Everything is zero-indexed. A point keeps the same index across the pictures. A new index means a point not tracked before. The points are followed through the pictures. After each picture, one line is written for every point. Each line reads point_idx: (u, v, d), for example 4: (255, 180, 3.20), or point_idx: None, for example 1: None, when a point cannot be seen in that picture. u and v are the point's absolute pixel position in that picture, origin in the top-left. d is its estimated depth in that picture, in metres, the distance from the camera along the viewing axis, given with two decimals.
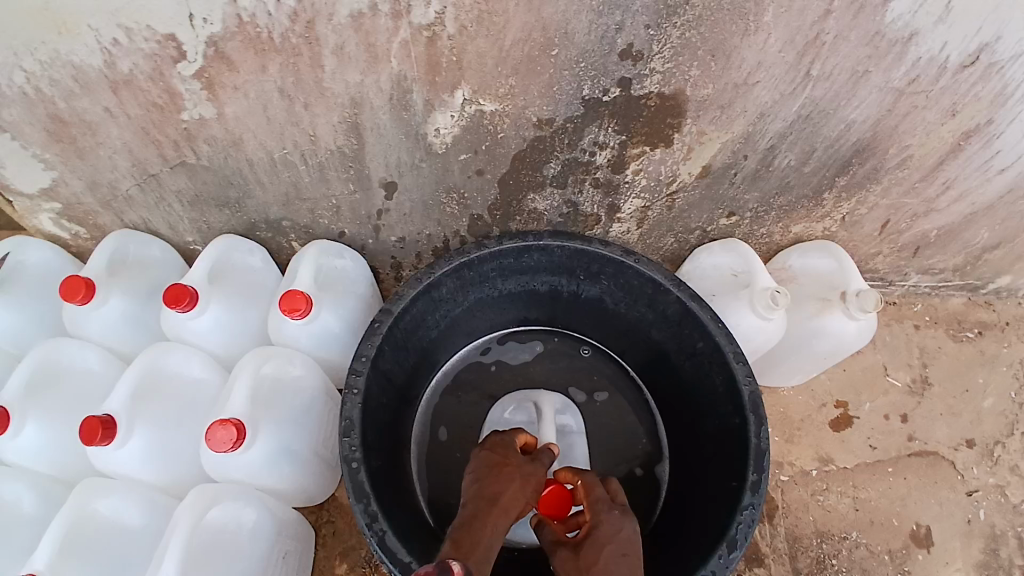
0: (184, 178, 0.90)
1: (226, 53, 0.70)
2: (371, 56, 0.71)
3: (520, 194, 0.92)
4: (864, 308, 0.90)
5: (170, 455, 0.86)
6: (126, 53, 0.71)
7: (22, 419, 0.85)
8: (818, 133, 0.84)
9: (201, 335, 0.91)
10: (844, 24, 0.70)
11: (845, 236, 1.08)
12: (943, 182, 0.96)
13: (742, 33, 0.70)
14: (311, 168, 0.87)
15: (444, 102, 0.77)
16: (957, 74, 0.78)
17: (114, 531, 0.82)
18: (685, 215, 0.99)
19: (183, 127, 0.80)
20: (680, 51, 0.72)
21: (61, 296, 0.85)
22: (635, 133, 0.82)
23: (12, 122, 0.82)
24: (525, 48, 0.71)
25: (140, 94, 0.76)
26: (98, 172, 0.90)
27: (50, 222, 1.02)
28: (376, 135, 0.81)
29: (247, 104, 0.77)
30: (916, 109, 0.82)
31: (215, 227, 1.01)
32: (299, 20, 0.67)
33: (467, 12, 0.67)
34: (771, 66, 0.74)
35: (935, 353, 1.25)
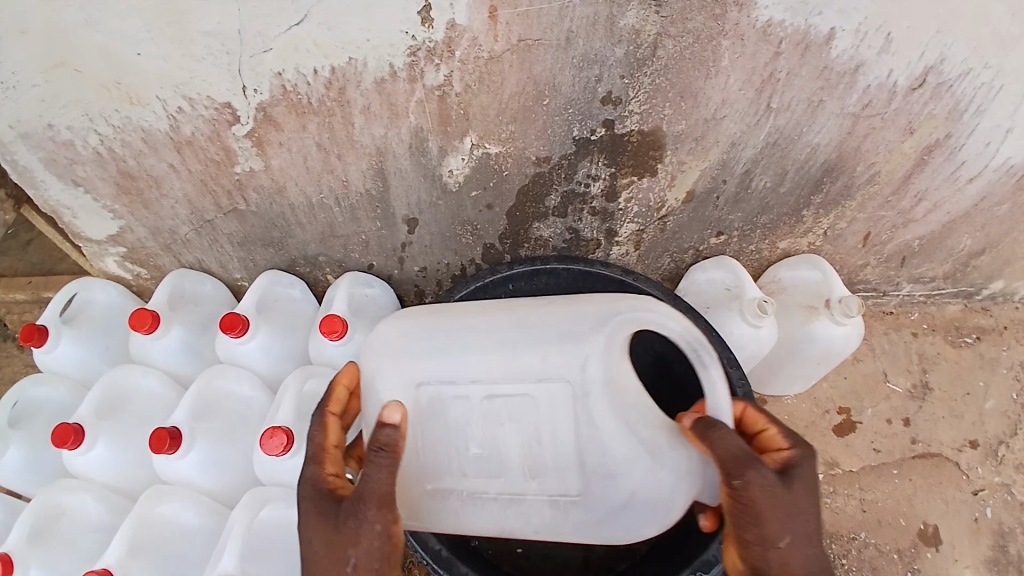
0: (235, 223, 1.04)
1: (273, 116, 0.84)
2: (393, 113, 0.84)
3: (527, 223, 1.04)
4: (847, 312, 0.98)
5: (225, 464, 0.97)
6: (189, 119, 0.85)
7: (94, 435, 0.96)
8: (788, 156, 0.95)
9: (251, 359, 1.02)
10: (793, 62, 0.81)
11: (832, 250, 1.17)
12: (915, 195, 1.04)
13: (704, 77, 0.82)
14: (344, 209, 1.00)
15: (455, 147, 0.90)
16: (908, 95, 0.86)
17: (176, 533, 0.93)
18: (677, 236, 1.09)
19: (236, 179, 0.94)
20: (653, 95, 0.84)
21: (131, 326, 0.98)
22: (623, 165, 0.94)
23: (89, 179, 0.97)
24: (521, 99, 0.83)
25: (200, 152, 0.90)
26: (161, 220, 1.04)
27: (115, 264, 1.18)
28: (399, 178, 0.94)
29: (291, 157, 0.90)
30: (876, 130, 0.91)
31: (260, 264, 1.15)
32: (334, 87, 0.81)
33: (471, 74, 0.80)
34: (735, 102, 0.86)
35: (935, 358, 1.29)
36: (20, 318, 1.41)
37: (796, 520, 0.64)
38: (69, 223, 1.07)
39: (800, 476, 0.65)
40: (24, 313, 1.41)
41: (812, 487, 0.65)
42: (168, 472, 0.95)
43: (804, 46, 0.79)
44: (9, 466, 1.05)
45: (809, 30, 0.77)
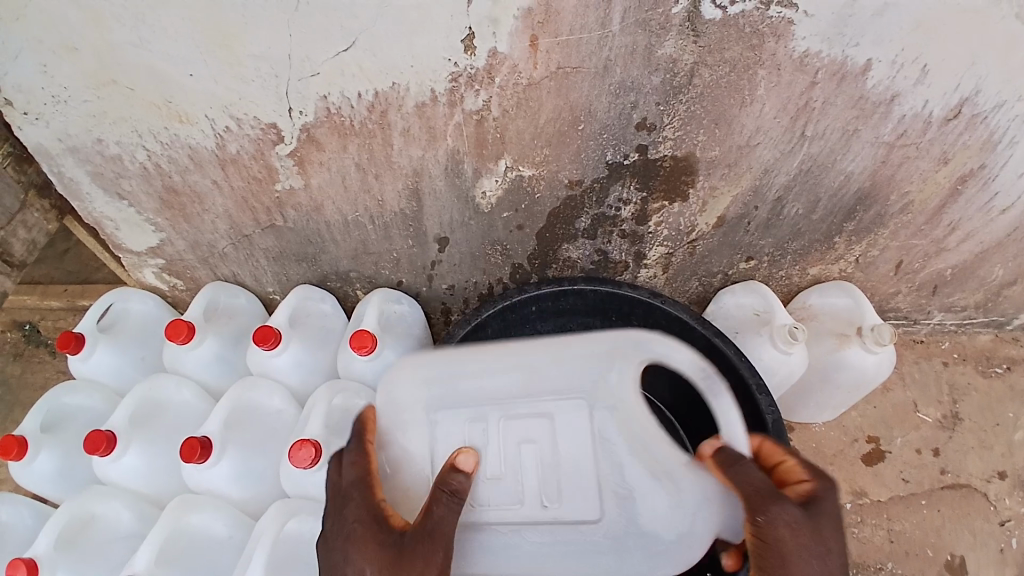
0: (272, 238, 1.06)
1: (316, 137, 0.87)
2: (431, 135, 0.86)
3: (556, 244, 1.05)
4: (880, 340, 0.97)
5: (253, 475, 0.98)
6: (235, 138, 0.88)
7: (126, 442, 0.98)
8: (820, 184, 0.95)
9: (282, 372, 1.04)
10: (829, 92, 0.82)
11: (862, 277, 1.16)
12: (948, 224, 1.03)
13: (740, 105, 0.83)
14: (377, 227, 1.02)
15: (490, 169, 0.91)
16: (942, 126, 0.86)
17: (203, 541, 0.95)
18: (706, 260, 1.09)
19: (276, 196, 0.97)
20: (687, 121, 0.85)
21: (166, 336, 1.00)
22: (654, 190, 0.95)
23: (134, 193, 1.00)
24: (556, 124, 0.85)
25: (243, 170, 0.93)
26: (201, 234, 1.07)
27: (153, 275, 1.21)
28: (433, 198, 0.96)
29: (330, 176, 0.93)
30: (909, 159, 0.91)
31: (293, 279, 1.17)
32: (376, 110, 0.83)
33: (509, 99, 0.81)
34: (769, 130, 0.86)
35: (965, 388, 1.27)
36: (54, 324, 1.45)
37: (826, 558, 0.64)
38: (112, 234, 1.10)
39: (823, 510, 0.66)
40: (59, 320, 1.45)
41: (835, 521, 0.66)
42: (198, 482, 0.96)
43: (840, 76, 0.80)
44: (43, 471, 1.06)
45: (845, 61, 0.78)
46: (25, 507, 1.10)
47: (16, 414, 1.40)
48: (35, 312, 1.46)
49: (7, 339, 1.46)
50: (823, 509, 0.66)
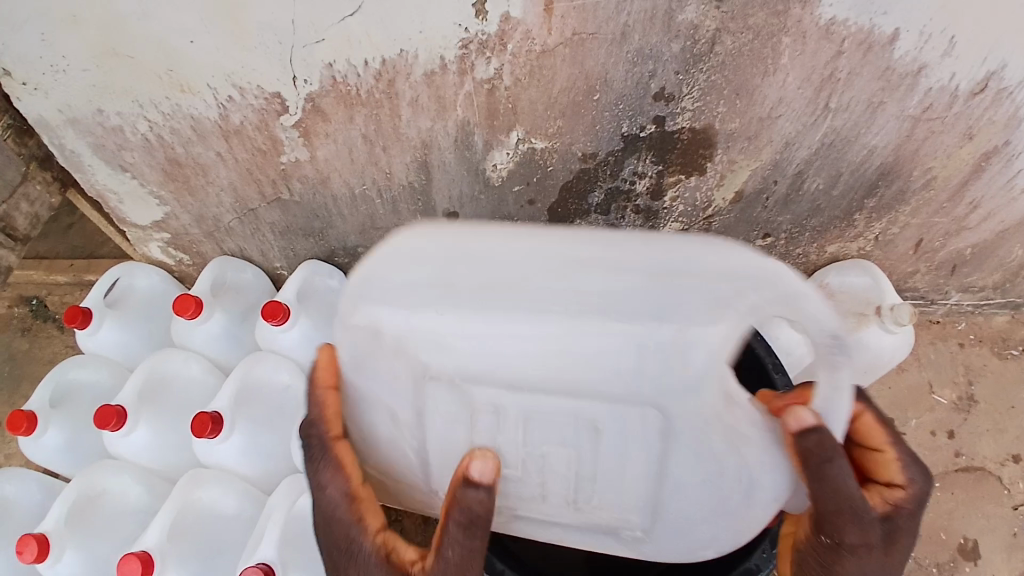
0: (278, 212, 1.04)
1: (321, 107, 0.84)
2: (441, 106, 0.83)
3: (568, 220, 1.03)
4: (899, 320, 0.94)
5: (263, 450, 0.98)
6: (239, 108, 0.86)
7: (135, 417, 0.98)
8: (843, 158, 0.91)
9: (291, 348, 1.03)
10: (855, 62, 0.78)
11: (881, 255, 1.13)
12: (971, 202, 1.00)
13: (763, 74, 0.79)
14: (385, 201, 1.00)
15: (501, 142, 0.89)
16: (969, 100, 0.82)
17: (212, 517, 0.95)
18: (722, 237, 1.06)
19: (281, 168, 0.95)
20: (707, 91, 0.82)
21: (175, 311, 0.99)
22: (671, 164, 0.92)
23: (136, 165, 0.98)
24: (570, 94, 0.82)
25: (248, 142, 0.91)
26: (206, 208, 1.05)
27: (159, 250, 1.20)
28: (442, 172, 0.94)
29: (336, 148, 0.90)
30: (935, 133, 0.87)
31: (300, 254, 1.15)
32: (383, 79, 0.80)
33: (521, 67, 0.78)
34: (792, 101, 0.83)
35: (981, 370, 1.24)
36: (61, 299, 1.45)
37: (881, 544, 0.62)
38: (116, 208, 1.08)
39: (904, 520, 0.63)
40: (66, 295, 1.45)
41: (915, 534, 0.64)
42: (207, 457, 0.96)
43: (867, 45, 0.76)
44: (52, 445, 1.07)
45: (873, 30, 0.74)
46: (33, 484, 1.10)
47: (26, 389, 1.40)
48: (43, 287, 1.45)
49: (15, 315, 1.45)
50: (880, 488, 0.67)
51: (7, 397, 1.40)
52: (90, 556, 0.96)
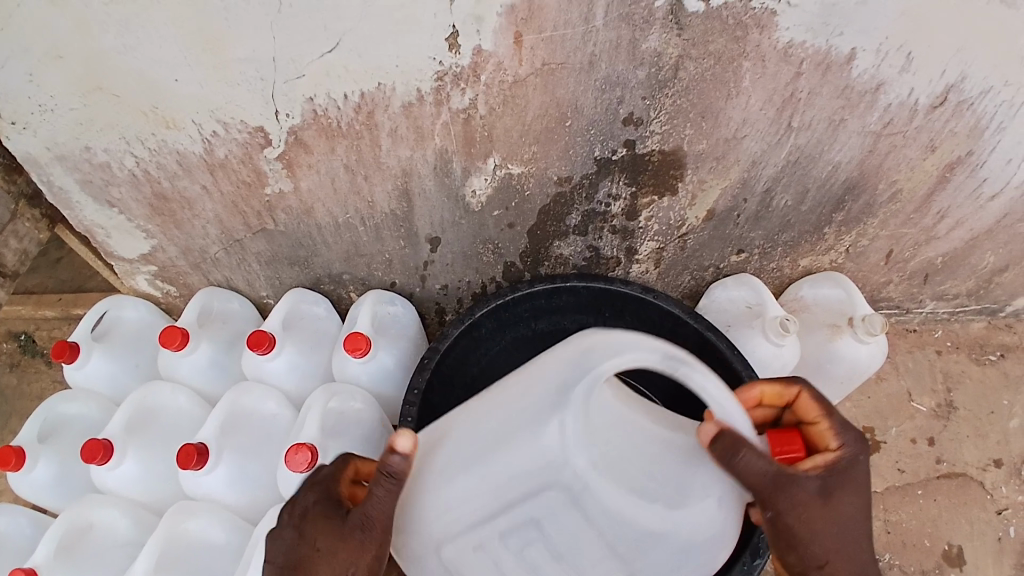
0: (263, 242, 1.06)
1: (304, 139, 0.87)
2: (419, 135, 0.86)
3: (547, 242, 1.05)
4: (870, 331, 0.97)
5: (250, 480, 0.98)
6: (223, 142, 0.88)
7: (123, 449, 0.99)
8: (808, 175, 0.95)
9: (277, 376, 1.04)
10: (814, 82, 0.82)
11: (854, 267, 1.16)
12: (936, 213, 1.04)
13: (726, 98, 0.83)
14: (368, 229, 1.02)
15: (478, 168, 0.92)
16: (929, 113, 0.87)
17: (201, 548, 0.94)
18: (698, 254, 1.10)
19: (266, 199, 0.97)
20: (674, 115, 0.85)
21: (161, 343, 1.00)
22: (643, 185, 0.96)
23: (122, 200, 1.00)
24: (543, 121, 0.85)
25: (232, 174, 0.93)
26: (192, 240, 1.07)
27: (145, 282, 1.20)
28: (423, 198, 0.96)
29: (319, 178, 0.93)
30: (897, 147, 0.91)
31: (286, 282, 1.17)
32: (363, 111, 0.83)
33: (495, 97, 0.82)
34: (755, 122, 0.87)
35: (959, 376, 1.27)
36: (49, 333, 1.45)
37: (844, 529, 0.67)
38: (103, 242, 1.09)
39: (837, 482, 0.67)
40: (53, 329, 1.45)
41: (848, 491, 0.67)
42: (193, 488, 0.96)
43: (825, 66, 0.80)
44: (39, 481, 1.06)
45: (830, 50, 0.78)
46: (23, 516, 1.09)
47: (11, 425, 1.39)
48: (29, 322, 1.46)
49: (1, 351, 1.45)
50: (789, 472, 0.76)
51: None
52: None
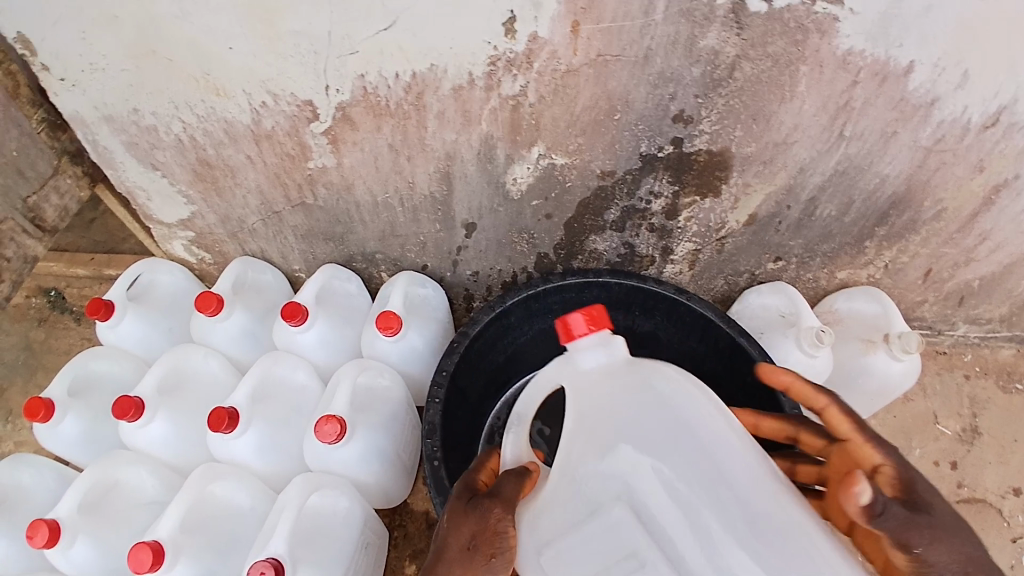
0: (301, 216, 1.07)
1: (351, 116, 0.87)
2: (466, 119, 0.86)
3: (583, 235, 1.05)
4: (906, 348, 0.95)
5: (276, 448, 1.00)
6: (272, 114, 0.89)
7: (153, 410, 1.00)
8: (855, 186, 0.93)
9: (307, 349, 1.06)
10: (870, 92, 0.80)
11: (890, 284, 1.14)
12: (979, 234, 1.01)
13: (779, 101, 0.82)
14: (406, 210, 1.03)
15: (522, 156, 0.91)
16: (980, 133, 0.84)
17: (224, 512, 0.96)
18: (734, 259, 1.08)
19: (308, 174, 0.98)
20: (725, 116, 0.84)
21: (196, 308, 1.02)
22: (687, 185, 0.95)
23: (167, 164, 1.01)
24: (592, 113, 0.85)
25: (278, 147, 0.94)
26: (231, 209, 1.08)
27: (181, 248, 1.22)
28: (463, 183, 0.96)
29: (362, 156, 0.93)
30: (946, 165, 0.89)
31: (320, 258, 1.18)
32: (412, 92, 0.83)
33: (546, 85, 0.81)
34: (807, 128, 0.85)
35: (986, 402, 1.24)
36: (80, 291, 1.48)
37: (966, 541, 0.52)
38: (144, 205, 1.11)
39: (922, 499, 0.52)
40: (84, 288, 1.48)
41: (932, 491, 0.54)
42: (222, 451, 0.98)
43: (882, 76, 0.78)
44: (68, 435, 1.08)
45: (889, 61, 0.76)
46: (48, 471, 1.12)
47: (40, 377, 1.43)
48: (61, 279, 1.49)
49: (32, 305, 1.49)
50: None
51: (21, 384, 1.43)
52: (101, 547, 0.97)
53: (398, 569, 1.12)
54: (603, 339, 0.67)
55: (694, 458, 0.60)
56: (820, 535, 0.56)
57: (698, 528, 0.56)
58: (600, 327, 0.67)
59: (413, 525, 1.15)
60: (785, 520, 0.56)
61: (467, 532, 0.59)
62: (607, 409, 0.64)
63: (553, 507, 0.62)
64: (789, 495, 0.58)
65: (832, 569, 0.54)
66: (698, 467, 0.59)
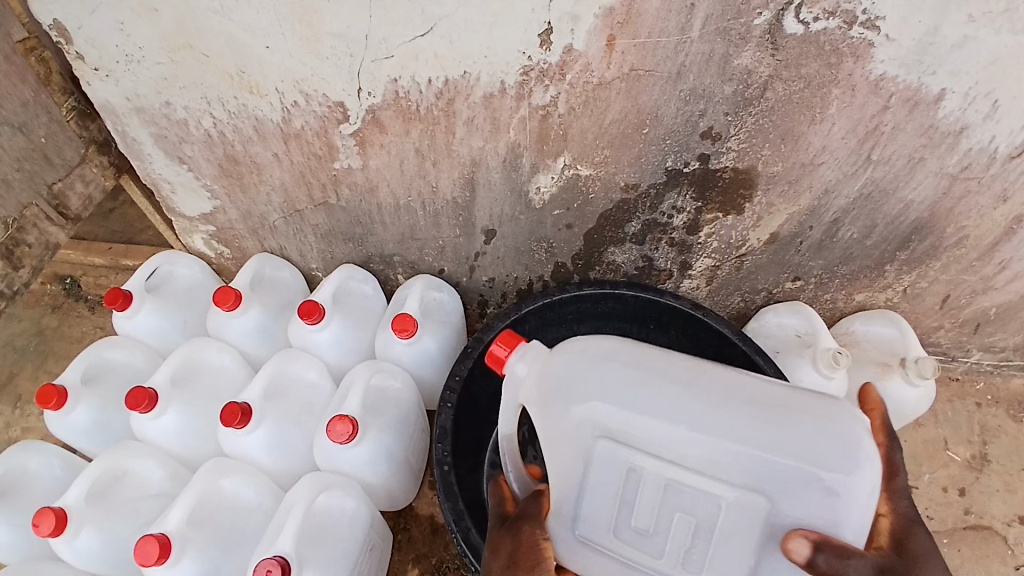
0: (323, 215, 1.08)
1: (381, 119, 0.88)
2: (495, 127, 0.87)
3: (602, 247, 1.05)
4: (922, 373, 0.95)
5: (285, 445, 1.00)
6: (302, 113, 0.89)
7: (165, 402, 1.00)
8: (878, 210, 0.93)
9: (321, 347, 1.06)
10: (900, 117, 0.80)
11: (907, 308, 1.14)
12: (1000, 262, 1.01)
13: (809, 122, 0.82)
14: (427, 214, 1.03)
15: (547, 166, 0.92)
16: (1006, 163, 0.84)
17: (232, 508, 0.96)
18: (752, 277, 1.09)
19: (333, 174, 0.98)
20: (754, 134, 0.84)
21: (214, 302, 1.03)
22: (710, 202, 0.95)
23: (194, 158, 1.02)
24: (621, 126, 0.85)
25: (305, 146, 0.95)
26: (254, 205, 1.09)
27: (201, 242, 1.23)
28: (486, 190, 0.97)
29: (388, 159, 0.94)
30: (971, 193, 0.89)
31: (338, 257, 1.19)
32: (443, 98, 0.84)
33: (577, 97, 0.82)
34: (834, 150, 0.85)
35: (997, 431, 1.24)
36: (96, 280, 1.49)
37: None
38: (168, 197, 1.12)
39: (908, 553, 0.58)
40: (100, 277, 1.49)
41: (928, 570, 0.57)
42: (232, 446, 0.98)
43: (914, 102, 0.78)
44: (79, 422, 1.08)
45: (920, 88, 0.77)
46: (55, 458, 1.12)
47: (50, 364, 1.44)
48: (78, 268, 1.50)
49: (47, 291, 1.50)
50: (912, 542, 0.59)
51: (32, 369, 1.44)
52: (106, 537, 0.97)
53: (400, 573, 1.11)
54: (528, 357, 0.73)
55: (673, 386, 0.65)
56: (800, 425, 0.61)
57: (709, 440, 0.61)
58: (515, 343, 0.73)
59: (417, 528, 1.14)
60: (761, 398, 0.63)
61: (505, 552, 0.64)
62: (574, 390, 0.67)
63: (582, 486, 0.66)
64: (755, 382, 0.66)
65: (824, 458, 0.58)
66: (682, 392, 0.64)
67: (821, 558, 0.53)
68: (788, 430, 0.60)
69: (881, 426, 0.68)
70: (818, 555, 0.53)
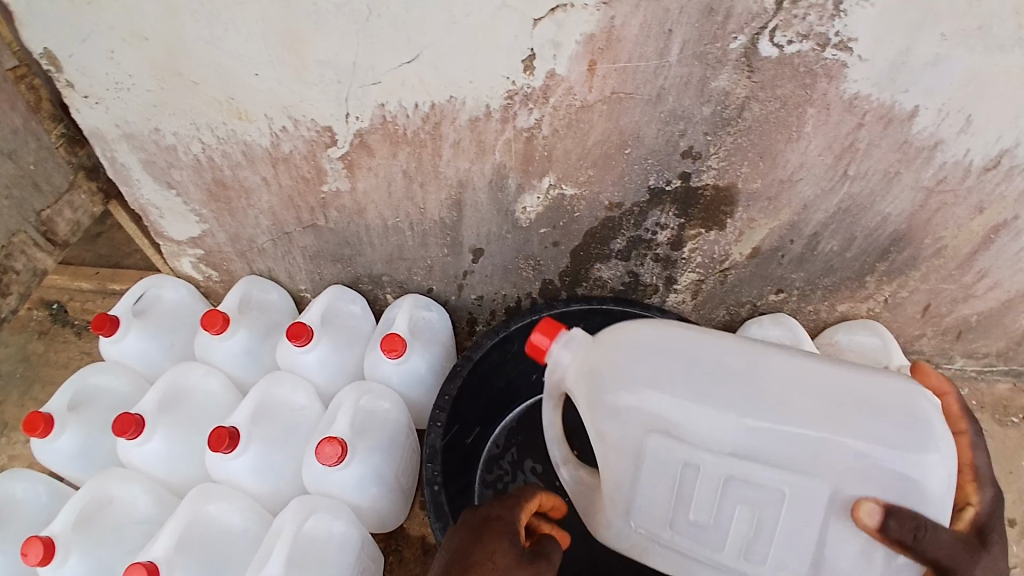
0: (311, 237, 1.08)
1: (368, 143, 0.89)
2: (480, 149, 0.88)
3: (589, 263, 1.07)
4: None
5: (273, 469, 1.00)
6: (290, 138, 0.90)
7: (152, 427, 1.00)
8: (856, 223, 0.96)
9: (310, 369, 1.06)
10: (874, 134, 0.83)
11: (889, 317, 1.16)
12: (977, 271, 1.04)
13: (786, 141, 0.84)
14: (415, 234, 1.04)
15: (533, 186, 0.93)
16: (982, 175, 0.87)
17: (221, 532, 0.95)
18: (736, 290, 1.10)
19: (321, 197, 0.99)
20: (733, 153, 0.87)
21: (202, 325, 1.03)
22: (692, 218, 0.97)
23: (182, 183, 1.02)
24: (604, 147, 0.87)
25: (293, 170, 0.95)
26: (242, 228, 1.09)
27: (189, 265, 1.23)
28: (474, 210, 0.98)
29: (376, 181, 0.95)
30: (947, 205, 0.92)
31: (326, 278, 1.19)
32: (430, 121, 0.85)
33: (560, 119, 0.83)
34: (812, 167, 0.88)
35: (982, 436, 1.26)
36: (82, 305, 1.48)
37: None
38: (155, 222, 1.12)
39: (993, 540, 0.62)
40: (87, 301, 1.48)
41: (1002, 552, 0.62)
42: (219, 470, 0.97)
43: (887, 119, 0.81)
44: (66, 449, 1.07)
45: (894, 106, 0.79)
46: (42, 485, 1.11)
47: (36, 390, 1.42)
48: (64, 292, 1.49)
49: (32, 317, 1.49)
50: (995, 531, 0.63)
51: (16, 396, 1.42)
52: (95, 564, 0.96)
53: None
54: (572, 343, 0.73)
55: (724, 382, 0.66)
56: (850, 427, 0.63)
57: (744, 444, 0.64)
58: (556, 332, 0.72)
59: (409, 550, 1.14)
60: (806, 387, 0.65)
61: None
62: (621, 381, 0.69)
63: (640, 479, 0.71)
64: (813, 368, 0.66)
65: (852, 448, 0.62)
66: (741, 385, 0.66)
67: (893, 523, 0.58)
68: (844, 402, 0.64)
69: (959, 410, 0.67)
70: (892, 521, 0.58)
